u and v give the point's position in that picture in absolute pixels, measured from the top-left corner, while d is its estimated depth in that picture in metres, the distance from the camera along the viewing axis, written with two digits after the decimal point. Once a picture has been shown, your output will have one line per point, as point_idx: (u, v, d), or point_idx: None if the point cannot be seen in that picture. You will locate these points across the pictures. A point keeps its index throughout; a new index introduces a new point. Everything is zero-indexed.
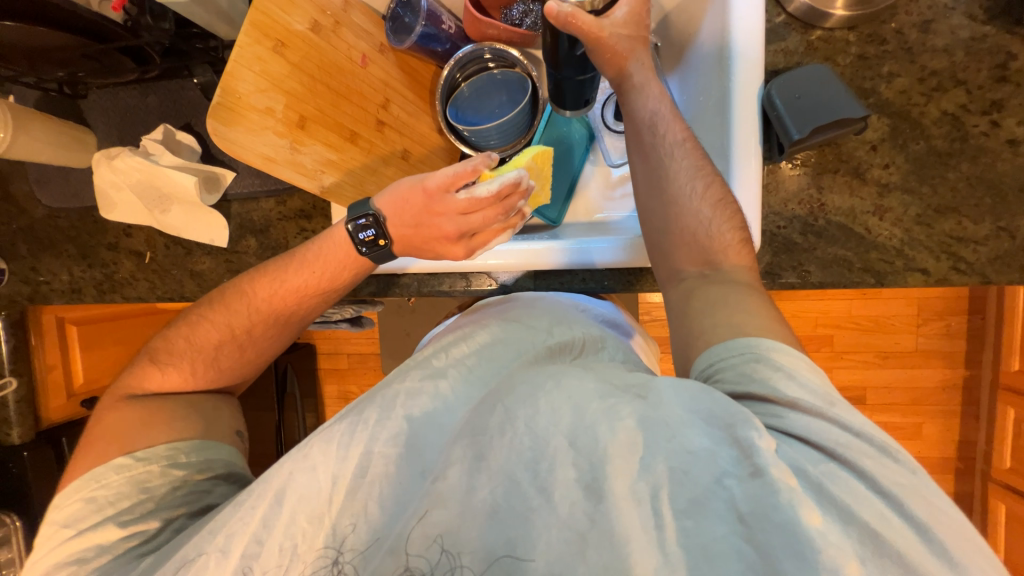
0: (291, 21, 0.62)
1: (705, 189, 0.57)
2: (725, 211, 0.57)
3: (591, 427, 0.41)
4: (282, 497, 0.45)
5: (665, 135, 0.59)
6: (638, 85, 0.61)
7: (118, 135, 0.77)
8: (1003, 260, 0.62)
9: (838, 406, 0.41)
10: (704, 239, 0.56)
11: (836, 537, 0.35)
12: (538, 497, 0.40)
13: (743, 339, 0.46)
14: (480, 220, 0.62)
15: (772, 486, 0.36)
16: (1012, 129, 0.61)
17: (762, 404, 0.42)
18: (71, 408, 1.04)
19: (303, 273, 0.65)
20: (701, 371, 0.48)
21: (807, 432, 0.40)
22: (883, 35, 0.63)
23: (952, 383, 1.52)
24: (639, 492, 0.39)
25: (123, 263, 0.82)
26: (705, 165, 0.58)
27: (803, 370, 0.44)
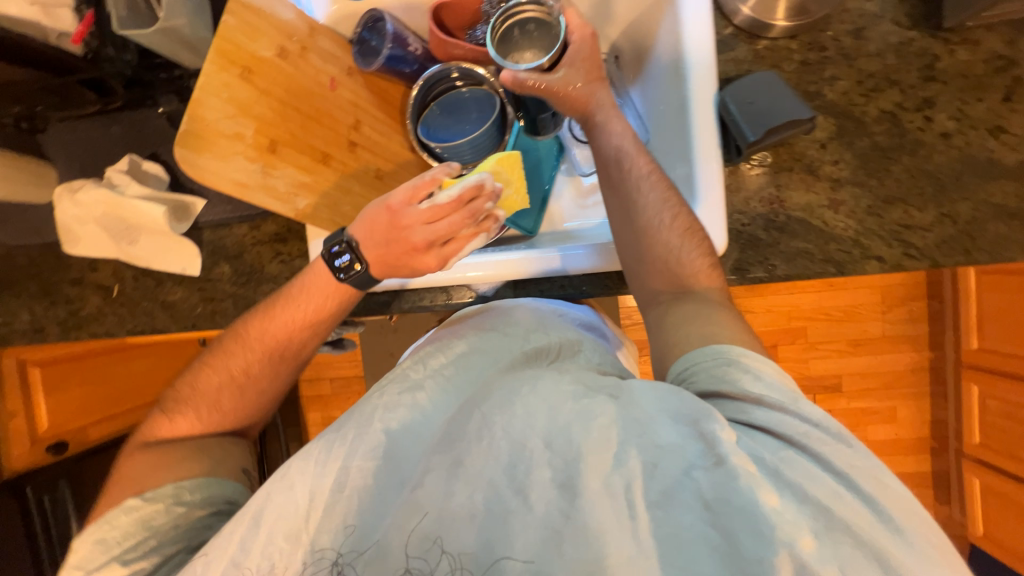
0: (257, 49, 0.63)
1: (673, 220, 0.59)
2: (694, 239, 0.59)
3: (566, 428, 0.43)
4: (258, 518, 0.44)
5: (631, 169, 0.62)
6: (601, 123, 0.65)
7: (80, 168, 0.75)
8: (949, 244, 0.66)
9: (802, 401, 0.42)
10: (674, 265, 0.58)
11: (791, 514, 0.37)
12: (516, 498, 0.41)
13: (714, 346, 0.48)
14: (449, 229, 0.60)
15: (733, 474, 0.38)
16: (944, 124, 0.66)
17: (730, 402, 0.44)
18: (35, 455, 0.97)
19: (288, 307, 0.65)
20: (677, 373, 0.49)
21: (768, 422, 0.41)
22: (822, 42, 0.68)
23: (920, 366, 1.58)
24: (612, 486, 0.40)
25: (89, 299, 0.79)
26: (672, 196, 0.61)
27: (767, 368, 0.45)
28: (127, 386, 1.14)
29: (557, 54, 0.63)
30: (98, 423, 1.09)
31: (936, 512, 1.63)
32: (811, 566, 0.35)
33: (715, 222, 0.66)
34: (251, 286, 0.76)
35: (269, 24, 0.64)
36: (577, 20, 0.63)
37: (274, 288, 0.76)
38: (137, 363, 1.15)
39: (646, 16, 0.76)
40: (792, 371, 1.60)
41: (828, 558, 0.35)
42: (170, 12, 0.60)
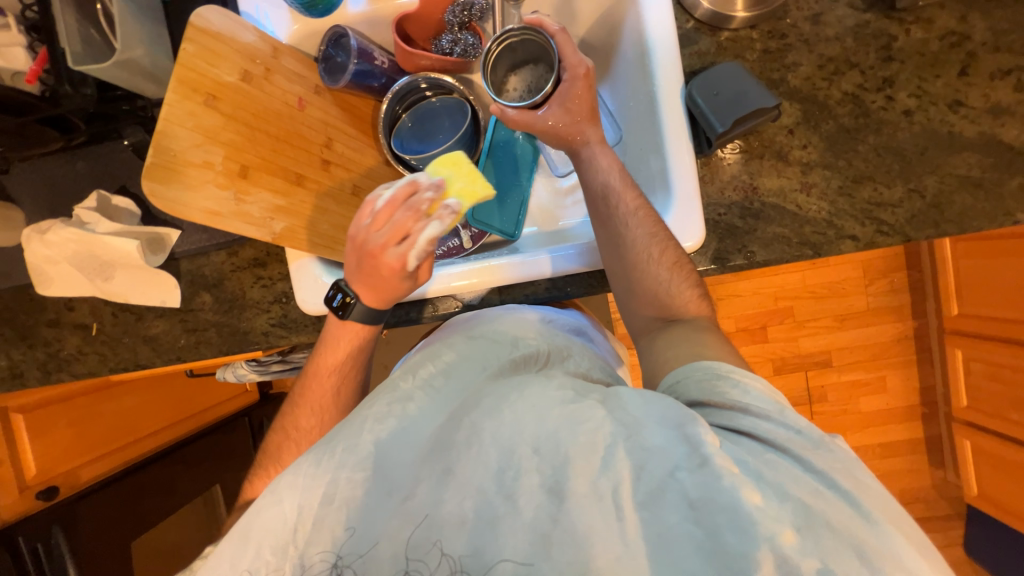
0: (221, 74, 0.62)
1: (661, 253, 0.62)
2: (682, 271, 0.62)
3: (554, 433, 0.43)
4: (248, 532, 0.44)
5: (617, 206, 0.64)
6: (589, 159, 0.68)
7: (48, 207, 0.74)
8: (918, 219, 0.67)
9: (788, 410, 0.44)
10: (664, 297, 0.62)
11: (773, 510, 0.37)
12: (504, 504, 0.41)
13: (704, 362, 0.50)
14: (399, 226, 0.58)
15: (716, 474, 0.39)
16: (905, 101, 0.68)
17: (723, 411, 0.45)
18: (24, 503, 0.94)
19: (320, 358, 0.68)
20: (668, 385, 0.52)
21: (755, 428, 0.43)
22: (781, 30, 0.69)
23: (906, 335, 1.62)
24: (600, 488, 0.40)
25: (69, 339, 0.77)
26: (658, 232, 0.63)
27: (754, 380, 0.48)
28: (117, 423, 1.14)
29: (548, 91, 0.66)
30: (88, 463, 1.07)
31: (932, 477, 1.66)
32: (793, 560, 0.35)
33: (693, 215, 0.66)
34: (234, 313, 0.75)
35: (231, 48, 0.63)
36: (572, 57, 0.65)
37: (259, 313, 0.75)
38: (125, 399, 1.17)
39: (610, 15, 0.77)
40: (782, 350, 1.63)
41: (810, 551, 0.36)
42: (126, 43, 0.58)
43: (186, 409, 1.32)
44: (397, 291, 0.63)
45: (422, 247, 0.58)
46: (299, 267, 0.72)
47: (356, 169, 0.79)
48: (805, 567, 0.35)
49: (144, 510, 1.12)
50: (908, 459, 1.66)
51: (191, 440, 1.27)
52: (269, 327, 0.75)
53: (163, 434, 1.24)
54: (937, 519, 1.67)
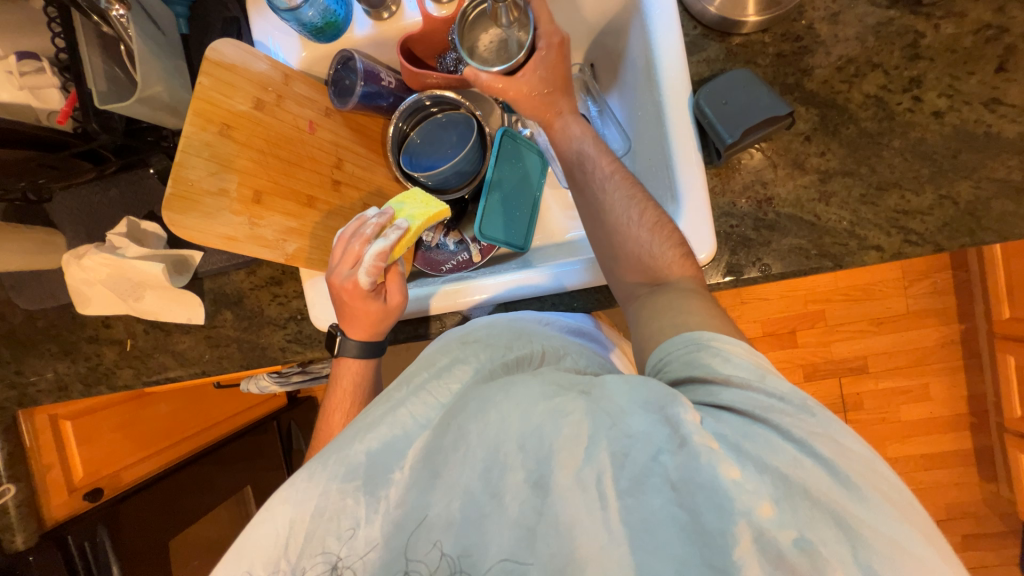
0: (234, 104, 0.64)
1: (642, 215, 0.60)
2: (664, 231, 0.60)
3: (539, 428, 0.43)
4: (243, 550, 0.45)
5: (593, 172, 0.64)
6: (562, 129, 0.69)
7: (86, 232, 0.79)
8: (951, 226, 0.63)
9: (769, 376, 0.43)
10: (648, 259, 0.59)
11: (753, 485, 0.36)
12: (491, 501, 0.42)
13: (686, 332, 0.49)
14: (351, 252, 0.67)
15: (697, 454, 0.37)
16: (935, 101, 0.63)
17: (701, 386, 0.44)
18: (73, 503, 1.01)
19: (331, 394, 0.73)
20: (654, 365, 0.50)
21: (733, 401, 0.42)
22: (796, 32, 0.66)
23: (951, 340, 1.51)
24: (584, 480, 0.40)
25: (106, 353, 0.83)
26: (636, 193, 0.62)
27: (740, 350, 0.46)
28: (153, 429, 1.22)
29: (523, 58, 0.64)
30: (129, 466, 1.15)
31: (982, 491, 1.55)
32: (770, 532, 0.35)
33: (702, 222, 0.64)
34: (253, 329, 0.79)
35: (243, 78, 0.65)
36: (547, 25, 0.64)
37: (276, 330, 0.78)
38: (160, 406, 1.26)
39: (618, 23, 0.76)
40: (813, 355, 1.56)
41: (787, 523, 0.35)
42: (147, 80, 0.62)
43: (216, 415, 1.39)
44: (369, 313, 0.69)
45: (369, 265, 0.65)
46: (311, 286, 0.75)
47: (365, 187, 0.81)
48: (782, 538, 0.35)
49: (179, 510, 1.18)
50: (954, 471, 1.56)
51: (222, 445, 1.33)
52: (286, 342, 0.78)
53: (194, 441, 1.31)
54: (988, 537, 1.55)
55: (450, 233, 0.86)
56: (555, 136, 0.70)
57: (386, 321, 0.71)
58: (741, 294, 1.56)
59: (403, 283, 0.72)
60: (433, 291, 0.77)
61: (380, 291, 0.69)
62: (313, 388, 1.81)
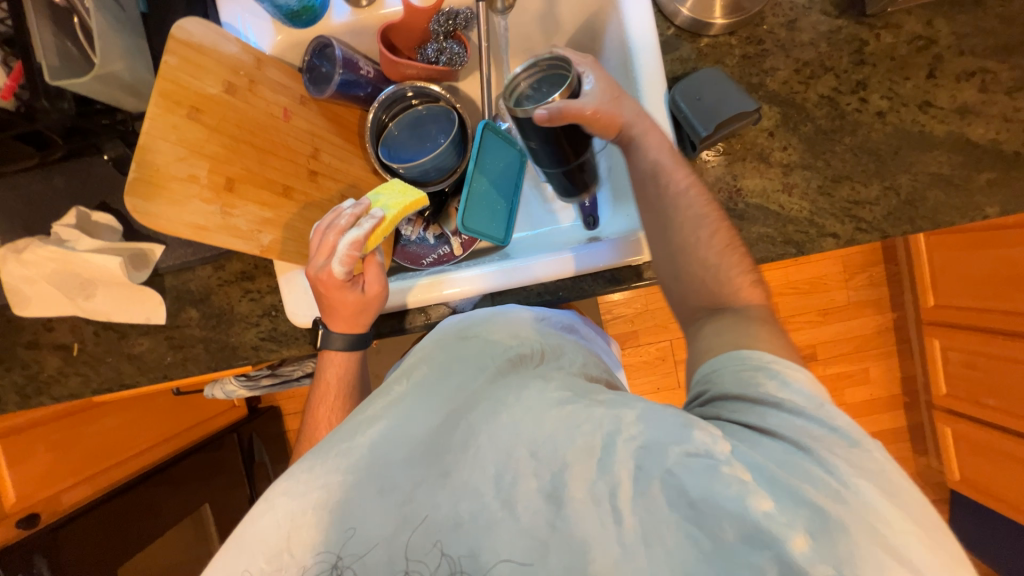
0: (203, 87, 0.61)
1: (711, 237, 0.58)
2: (733, 255, 0.57)
3: (553, 437, 0.43)
4: (243, 542, 0.43)
5: (668, 186, 0.60)
6: (638, 136, 0.62)
7: (23, 225, 0.71)
8: (895, 216, 0.69)
9: (828, 406, 0.41)
10: (712, 282, 0.56)
11: (787, 517, 0.35)
12: (502, 508, 0.41)
13: (741, 352, 0.46)
14: (325, 243, 0.65)
15: (722, 477, 0.37)
16: (878, 103, 0.70)
17: (748, 406, 0.43)
18: (4, 531, 0.89)
19: (317, 389, 0.71)
20: (702, 376, 0.49)
21: (778, 427, 0.41)
22: (759, 36, 0.72)
23: (886, 327, 1.66)
24: (597, 493, 0.40)
25: (48, 360, 0.75)
26: (710, 211, 0.59)
27: (800, 376, 0.44)
28: (100, 445, 1.12)
29: (574, 84, 0.61)
30: (71, 488, 1.04)
31: (915, 464, 1.71)
32: (802, 566, 0.34)
33: None
34: (222, 328, 0.74)
35: (212, 60, 0.62)
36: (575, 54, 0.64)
37: (248, 327, 0.74)
38: (106, 420, 1.15)
39: (593, 21, 0.79)
40: None
41: (822, 559, 0.34)
42: (106, 57, 0.58)
43: (168, 429, 1.30)
44: (346, 304, 0.67)
45: (342, 254, 0.63)
46: (287, 280, 0.72)
47: (343, 179, 0.79)
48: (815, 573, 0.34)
49: (124, 535, 1.07)
50: (892, 447, 1.70)
51: (175, 461, 1.23)
52: (259, 340, 0.74)
53: (145, 457, 1.21)
54: None
55: (430, 227, 0.86)
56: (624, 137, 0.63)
57: (366, 312, 0.69)
58: None
59: (382, 272, 0.69)
60: (413, 283, 0.75)
61: (357, 280, 0.67)
62: (275, 397, 1.72)
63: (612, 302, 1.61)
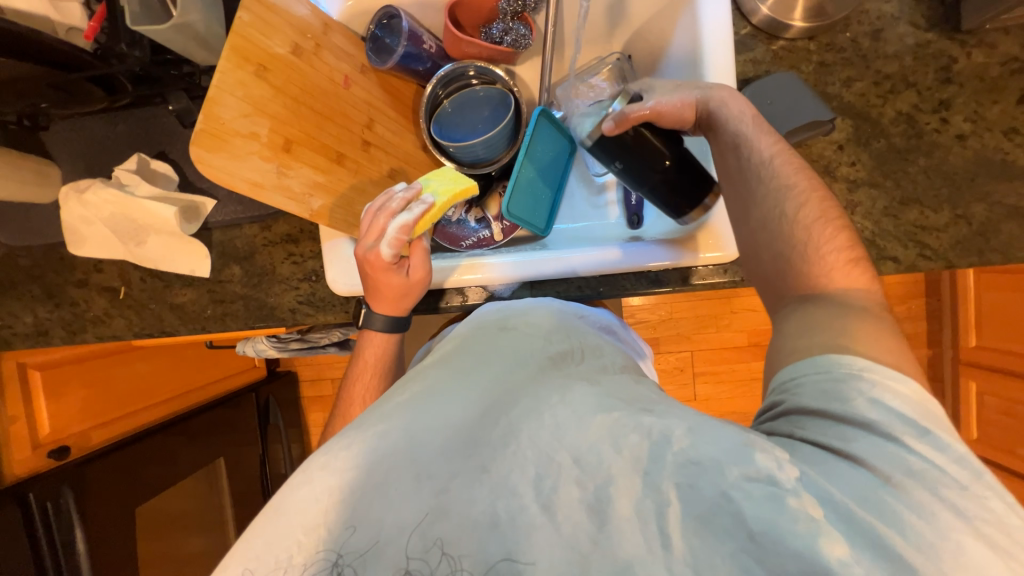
0: (272, 45, 0.61)
1: (799, 209, 0.51)
2: (827, 229, 0.50)
3: (596, 447, 0.41)
4: (278, 511, 0.42)
5: (751, 157, 0.55)
6: (721, 99, 0.58)
7: (85, 167, 0.74)
8: (963, 246, 0.66)
9: (937, 430, 0.36)
10: (799, 262, 0.50)
11: (864, 569, 0.33)
12: (541, 514, 0.39)
13: (830, 356, 0.41)
14: (375, 225, 0.65)
15: (788, 510, 0.35)
16: (960, 126, 0.66)
17: (832, 425, 0.38)
18: (35, 461, 0.94)
19: (354, 364, 0.72)
20: (779, 383, 0.43)
21: (866, 454, 0.36)
22: (840, 44, 0.69)
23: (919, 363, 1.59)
24: (644, 512, 0.38)
25: (95, 301, 0.77)
26: (797, 182, 0.53)
27: (903, 390, 0.38)
28: (129, 389, 1.16)
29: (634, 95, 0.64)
30: (100, 427, 1.08)
31: None
32: None
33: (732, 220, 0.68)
34: (263, 287, 0.75)
35: (283, 20, 0.62)
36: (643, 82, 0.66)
37: (287, 290, 0.75)
38: (138, 365, 1.19)
39: (661, 14, 0.76)
40: None
41: None
42: (184, 7, 0.59)
43: (193, 380, 1.33)
44: (391, 287, 0.67)
45: (391, 238, 0.63)
46: (331, 246, 0.72)
47: (394, 152, 0.78)
48: None
49: (147, 480, 1.09)
50: None
51: (196, 413, 1.26)
52: (297, 303, 0.75)
53: (169, 406, 1.24)
54: None
55: (472, 210, 0.85)
56: (705, 116, 0.60)
57: (409, 295, 0.69)
58: (732, 303, 1.55)
59: (427, 257, 0.69)
60: (451, 264, 0.74)
61: (402, 264, 0.67)
62: (293, 362, 1.75)
63: (636, 306, 1.58)
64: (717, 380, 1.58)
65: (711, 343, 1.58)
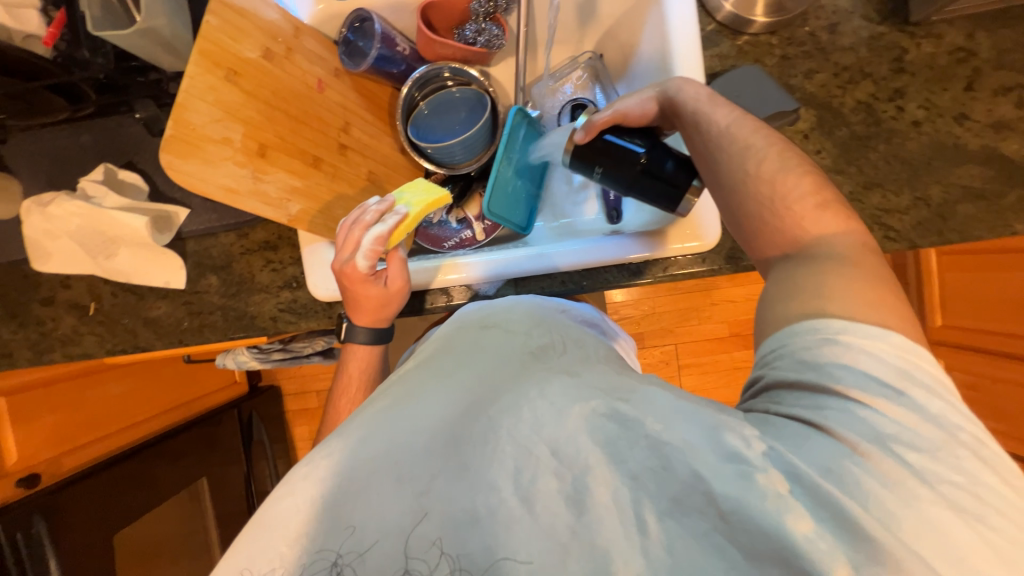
0: (242, 50, 0.60)
1: (759, 165, 0.51)
2: (788, 178, 0.50)
3: (574, 437, 0.41)
4: (263, 523, 0.41)
5: (711, 131, 0.55)
6: (677, 89, 0.60)
7: (48, 180, 0.71)
8: (924, 226, 0.69)
9: (913, 389, 0.37)
10: (770, 218, 0.49)
11: (826, 542, 0.34)
12: (521, 507, 0.39)
13: (807, 322, 0.41)
14: (350, 238, 0.64)
15: (758, 489, 0.36)
16: (914, 112, 0.70)
17: (807, 396, 0.39)
18: (6, 490, 0.88)
19: (341, 376, 0.71)
20: (762, 357, 0.44)
21: (837, 424, 0.37)
22: (800, 37, 0.72)
23: None
24: (620, 499, 0.38)
25: (64, 318, 0.74)
26: (755, 141, 0.53)
27: (879, 346, 0.39)
28: (102, 411, 1.11)
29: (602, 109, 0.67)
30: (72, 452, 1.03)
31: None
32: None
33: (707, 211, 0.70)
34: (241, 296, 0.73)
35: (253, 24, 0.61)
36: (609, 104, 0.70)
37: (267, 298, 0.73)
38: (110, 386, 1.15)
39: (629, 13, 0.79)
40: None
41: None
42: (149, 12, 0.59)
43: (169, 400, 1.29)
44: (369, 299, 0.66)
45: (366, 249, 0.62)
46: (311, 251, 0.71)
47: (371, 154, 0.78)
48: None
49: (124, 506, 1.04)
50: None
51: (177, 432, 1.22)
52: (278, 311, 0.73)
53: (146, 426, 1.20)
54: None
55: (453, 211, 0.85)
56: (667, 104, 0.61)
57: (389, 305, 0.68)
58: (712, 295, 1.59)
59: (406, 266, 0.68)
60: (433, 266, 0.74)
61: (380, 275, 0.66)
62: (276, 376, 1.72)
63: (619, 303, 1.60)
64: (701, 371, 1.61)
65: (693, 334, 1.61)
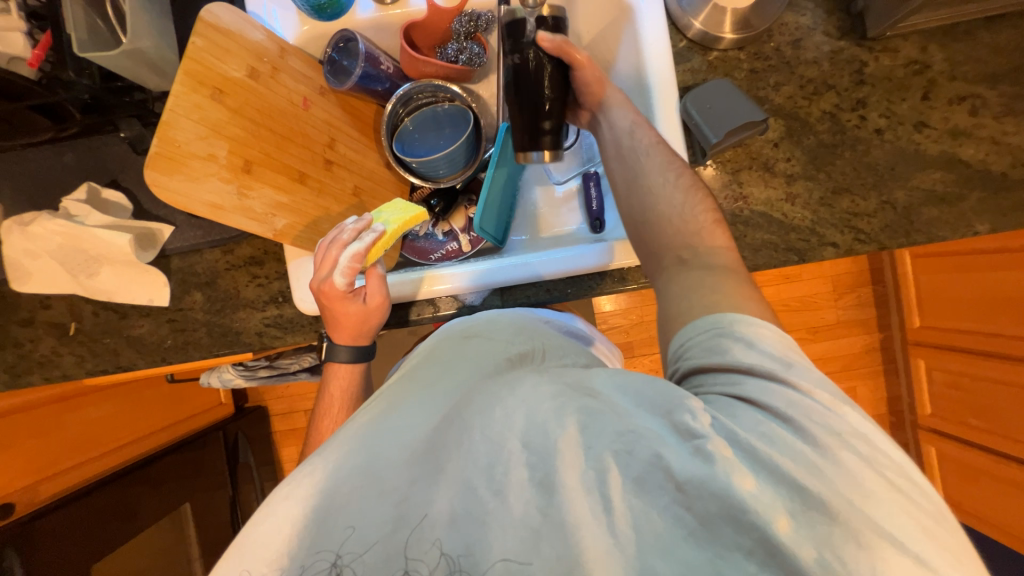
0: (228, 69, 0.61)
1: (678, 178, 0.59)
2: (696, 195, 0.58)
3: (543, 424, 0.41)
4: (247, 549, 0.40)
5: (639, 140, 0.63)
6: (618, 102, 0.67)
7: (30, 200, 0.71)
8: (891, 229, 0.72)
9: (795, 366, 0.40)
10: (677, 220, 0.56)
11: (768, 496, 0.35)
12: (493, 499, 0.39)
13: (706, 316, 0.46)
14: (327, 257, 0.64)
15: (709, 460, 0.36)
16: (876, 121, 0.74)
17: (724, 375, 0.42)
18: None
19: (326, 393, 0.71)
20: (673, 352, 0.47)
21: (755, 394, 0.39)
22: (766, 52, 0.76)
23: (873, 347, 1.65)
24: (588, 482, 0.38)
25: (43, 339, 0.73)
26: (675, 160, 0.62)
27: (766, 333, 0.43)
28: (80, 437, 1.08)
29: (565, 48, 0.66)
30: (47, 480, 0.99)
31: None
32: (786, 549, 0.33)
33: None
34: (226, 312, 0.73)
35: (239, 45, 0.62)
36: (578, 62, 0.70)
37: (252, 313, 0.73)
38: (91, 410, 1.12)
39: (604, 31, 0.82)
40: None
41: (804, 540, 0.33)
42: (134, 34, 0.60)
43: (150, 424, 1.26)
44: (350, 316, 0.66)
45: (343, 266, 0.62)
46: (296, 267, 0.71)
47: (357, 169, 0.79)
48: (802, 555, 0.33)
49: (100, 535, 1.00)
50: None
51: (160, 455, 1.19)
52: (263, 326, 0.73)
53: (125, 451, 1.16)
54: None
55: (439, 224, 0.86)
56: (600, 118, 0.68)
57: (368, 323, 0.68)
58: None
59: (384, 283, 0.68)
60: (416, 280, 0.75)
61: (359, 291, 0.66)
62: (262, 396, 1.68)
63: (608, 312, 1.63)
64: None
65: None
